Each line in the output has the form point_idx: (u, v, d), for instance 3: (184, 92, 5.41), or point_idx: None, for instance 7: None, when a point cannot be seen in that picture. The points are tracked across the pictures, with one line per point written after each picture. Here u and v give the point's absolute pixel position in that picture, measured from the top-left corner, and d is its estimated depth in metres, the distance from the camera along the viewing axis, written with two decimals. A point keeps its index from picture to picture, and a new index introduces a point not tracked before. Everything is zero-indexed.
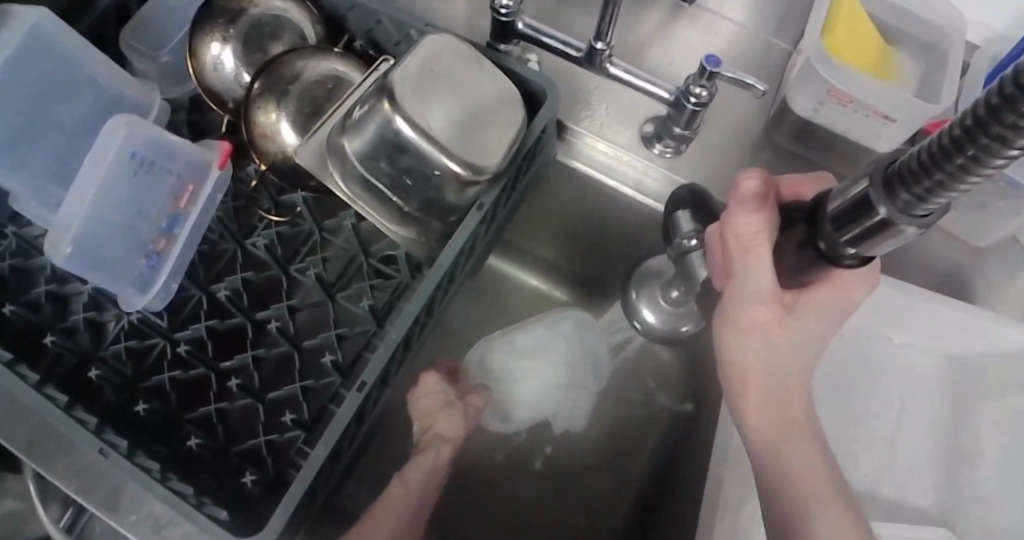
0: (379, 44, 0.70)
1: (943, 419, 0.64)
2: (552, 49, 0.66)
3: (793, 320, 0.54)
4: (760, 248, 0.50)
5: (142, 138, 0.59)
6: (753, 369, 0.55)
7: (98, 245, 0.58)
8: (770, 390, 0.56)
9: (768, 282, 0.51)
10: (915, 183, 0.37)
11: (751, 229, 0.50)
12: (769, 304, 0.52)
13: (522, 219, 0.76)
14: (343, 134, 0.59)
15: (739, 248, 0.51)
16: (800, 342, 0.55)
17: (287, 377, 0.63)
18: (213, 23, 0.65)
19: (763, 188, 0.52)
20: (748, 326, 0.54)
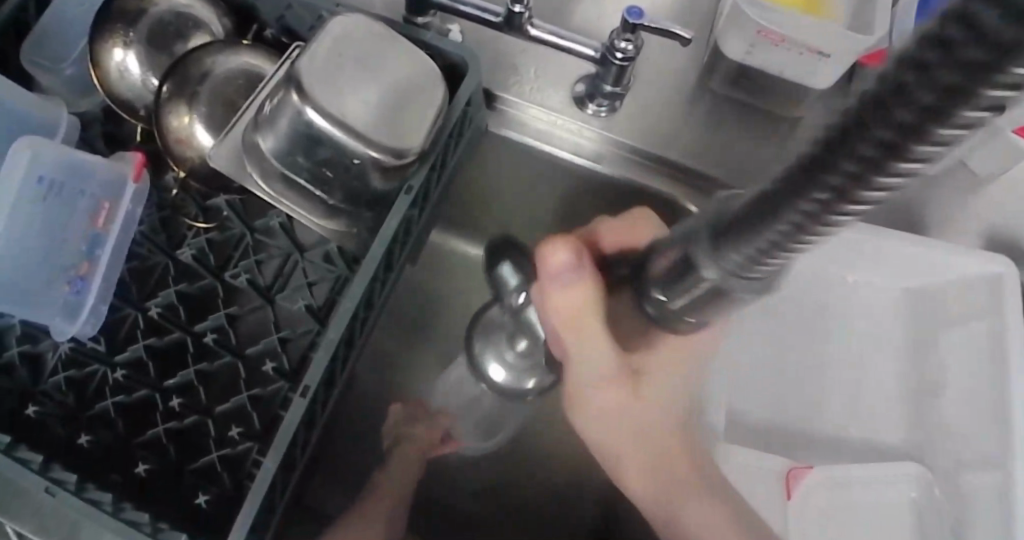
0: (292, 31, 0.67)
1: (909, 352, 0.64)
2: (471, 16, 0.63)
3: (644, 388, 0.58)
4: (586, 325, 0.53)
5: (49, 160, 0.57)
6: (615, 447, 0.59)
7: (16, 277, 0.56)
8: (649, 450, 0.59)
9: (604, 359, 0.55)
10: (742, 245, 0.34)
11: (569, 305, 0.53)
12: (609, 388, 0.57)
13: (463, 199, 0.75)
14: (256, 132, 0.57)
15: (568, 331, 0.54)
16: (659, 393, 0.58)
17: (233, 387, 0.61)
18: (112, 28, 0.62)
19: (574, 258, 0.53)
20: (600, 409, 0.58)
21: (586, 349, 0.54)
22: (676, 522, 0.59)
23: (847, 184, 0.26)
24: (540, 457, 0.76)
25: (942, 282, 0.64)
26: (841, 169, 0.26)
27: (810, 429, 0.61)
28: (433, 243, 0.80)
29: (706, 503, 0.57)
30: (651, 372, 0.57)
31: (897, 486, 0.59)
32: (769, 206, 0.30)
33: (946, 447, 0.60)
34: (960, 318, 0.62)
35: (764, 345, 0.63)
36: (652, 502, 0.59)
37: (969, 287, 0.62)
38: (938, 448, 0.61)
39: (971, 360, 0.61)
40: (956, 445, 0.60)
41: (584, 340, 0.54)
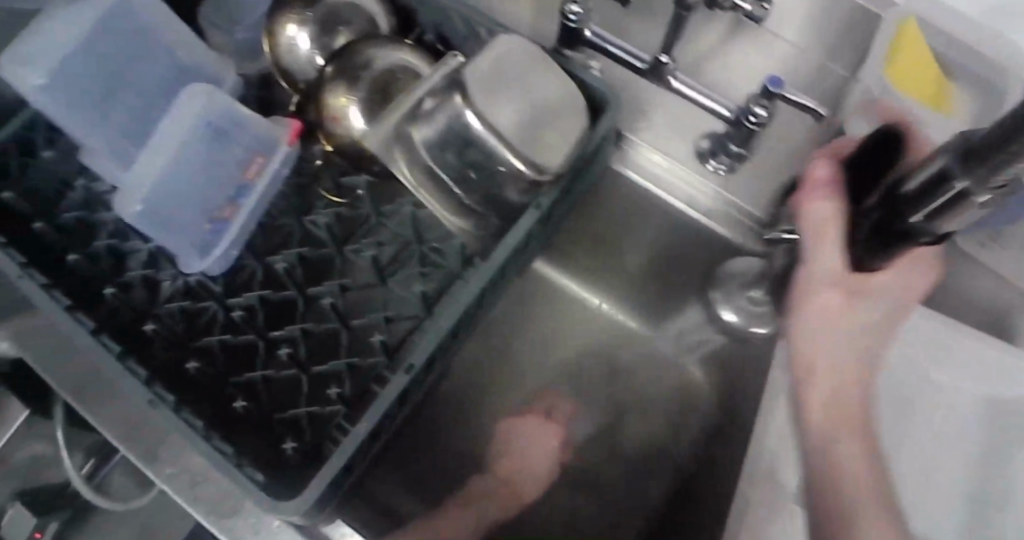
0: (448, 40, 0.71)
1: (983, 462, 0.63)
2: (617, 58, 0.68)
3: (860, 306, 0.58)
4: (833, 230, 0.55)
5: (217, 110, 0.62)
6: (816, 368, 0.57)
7: (166, 208, 0.62)
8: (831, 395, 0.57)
9: (834, 262, 0.56)
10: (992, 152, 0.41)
11: (817, 216, 0.56)
12: (834, 290, 0.57)
13: (573, 226, 0.78)
14: (412, 124, 0.61)
15: (806, 232, 0.57)
16: (860, 327, 0.58)
17: (333, 352, 0.64)
18: (291, 6, 0.67)
19: (837, 174, 0.56)
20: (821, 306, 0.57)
21: (820, 247, 0.56)
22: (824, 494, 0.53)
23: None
24: (606, 486, 0.76)
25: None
26: None
27: None
28: (534, 271, 0.82)
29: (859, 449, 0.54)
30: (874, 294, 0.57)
31: None
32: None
33: None
34: None
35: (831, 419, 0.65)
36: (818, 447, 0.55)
37: None
38: None
39: None
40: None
41: (825, 241, 0.56)
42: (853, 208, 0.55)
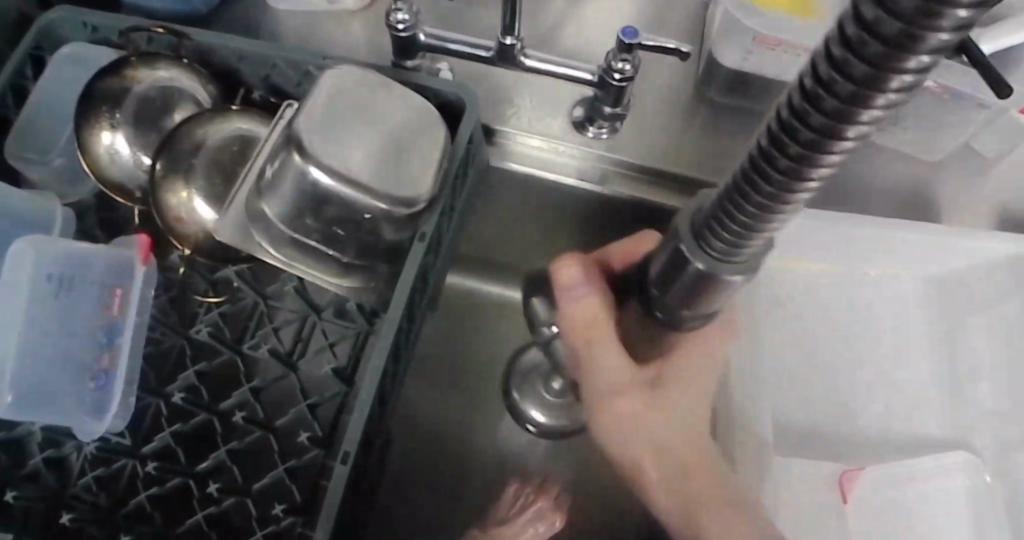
0: (281, 90, 0.65)
1: (939, 337, 0.63)
2: (459, 53, 0.62)
3: (666, 395, 0.52)
4: (599, 337, 0.51)
5: (53, 255, 0.55)
6: (635, 444, 0.51)
7: (40, 381, 0.54)
8: (678, 462, 0.51)
9: (620, 369, 0.51)
10: (721, 231, 0.37)
11: (590, 314, 0.51)
12: (625, 392, 0.51)
13: (477, 226, 0.72)
14: (260, 198, 0.56)
15: (580, 341, 0.52)
16: (687, 406, 0.52)
17: (267, 462, 0.58)
18: (97, 112, 0.61)
19: (586, 273, 0.53)
20: (617, 411, 0.51)
21: (602, 352, 0.51)
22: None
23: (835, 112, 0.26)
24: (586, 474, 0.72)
25: (965, 269, 0.63)
26: (814, 114, 0.27)
27: (851, 437, 0.60)
28: (451, 288, 0.78)
29: (721, 511, 0.50)
30: (672, 380, 0.52)
31: (950, 469, 0.59)
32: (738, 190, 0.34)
33: (986, 426, 0.60)
34: (986, 302, 0.62)
35: (788, 351, 0.62)
36: (682, 512, 0.51)
37: (992, 272, 0.62)
38: (979, 433, 0.60)
39: (1004, 341, 0.61)
40: (1000, 424, 0.60)
41: (599, 344, 0.51)
42: (606, 295, 0.52)
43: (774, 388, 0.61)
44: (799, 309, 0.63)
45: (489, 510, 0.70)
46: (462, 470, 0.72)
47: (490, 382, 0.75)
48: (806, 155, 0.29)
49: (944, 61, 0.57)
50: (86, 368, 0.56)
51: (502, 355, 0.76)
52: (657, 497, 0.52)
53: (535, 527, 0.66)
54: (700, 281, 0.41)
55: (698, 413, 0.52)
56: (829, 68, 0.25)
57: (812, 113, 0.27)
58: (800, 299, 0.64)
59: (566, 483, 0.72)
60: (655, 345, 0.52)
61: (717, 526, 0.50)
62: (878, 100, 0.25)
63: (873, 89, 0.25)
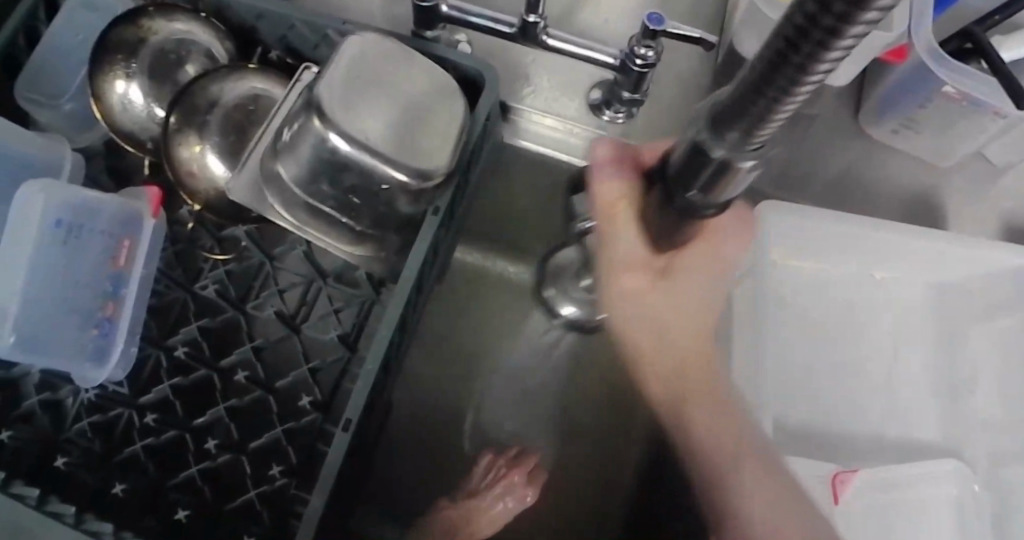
0: (297, 51, 0.64)
1: (936, 343, 0.64)
2: (480, 27, 0.62)
3: (673, 284, 0.54)
4: (620, 217, 0.51)
5: (62, 202, 0.55)
6: (641, 323, 0.54)
7: (43, 325, 0.55)
8: (674, 350, 0.55)
9: (636, 249, 0.52)
10: (730, 126, 0.36)
11: (610, 197, 0.51)
12: (637, 271, 0.52)
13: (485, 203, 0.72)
14: (276, 159, 0.56)
15: (601, 214, 0.52)
16: (684, 293, 0.54)
17: (265, 422, 0.59)
18: (112, 58, 0.60)
19: (615, 156, 0.52)
20: (627, 292, 0.53)
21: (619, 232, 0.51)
22: (681, 425, 0.56)
23: (847, 9, 0.26)
24: (577, 459, 0.73)
25: (965, 279, 0.65)
26: (837, 1, 0.26)
27: (847, 438, 0.61)
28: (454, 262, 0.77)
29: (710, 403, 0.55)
30: (680, 271, 0.54)
31: (935, 475, 0.59)
32: (754, 84, 0.33)
33: (979, 436, 0.62)
34: (983, 313, 0.65)
35: (791, 352, 0.63)
36: (675, 391, 0.56)
37: (993, 284, 0.64)
38: (971, 443, 0.62)
39: (998, 352, 0.64)
40: (991, 434, 0.63)
41: (617, 225, 0.51)
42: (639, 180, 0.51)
43: (773, 383, 0.62)
44: (804, 307, 0.64)
45: (463, 480, 0.71)
46: (457, 443, 0.73)
47: (486, 358, 0.75)
48: (818, 46, 0.28)
49: (963, 69, 0.59)
50: (89, 312, 0.57)
51: (499, 334, 0.76)
52: (653, 375, 0.56)
53: (505, 502, 0.67)
54: (718, 174, 0.40)
55: (697, 305, 0.55)
56: None
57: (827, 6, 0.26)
58: (808, 301, 0.64)
59: (558, 463, 0.73)
60: (674, 238, 0.51)
61: (704, 414, 0.54)
62: None
63: None
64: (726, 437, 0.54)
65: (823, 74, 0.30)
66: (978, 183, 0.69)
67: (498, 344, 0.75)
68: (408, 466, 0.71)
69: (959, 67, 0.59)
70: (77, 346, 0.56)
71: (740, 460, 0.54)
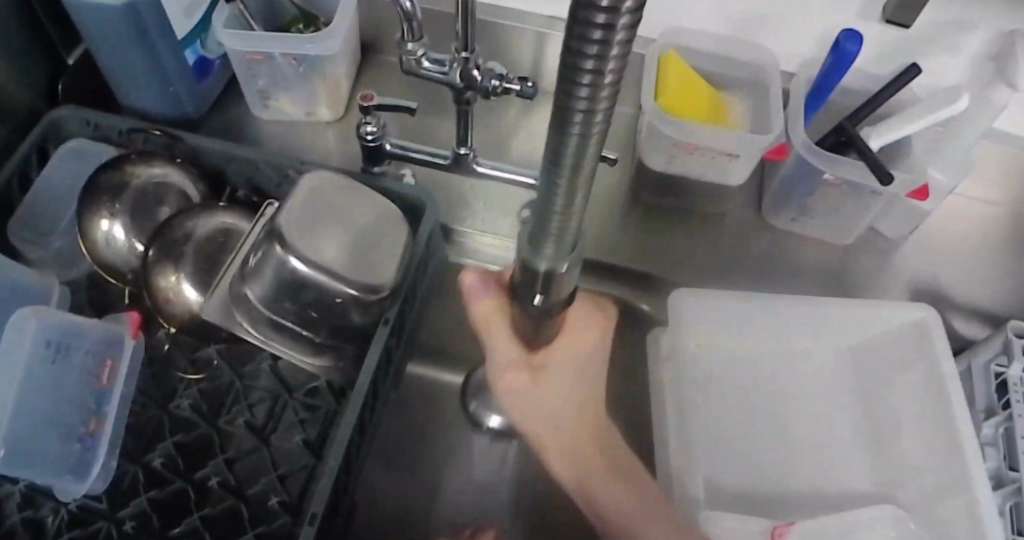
0: (262, 189, 0.73)
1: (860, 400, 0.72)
2: (420, 161, 0.71)
3: (547, 379, 0.59)
4: (496, 328, 0.57)
5: (54, 325, 0.62)
6: (535, 422, 0.59)
7: (31, 437, 0.60)
8: (569, 438, 0.59)
9: (510, 353, 0.58)
10: (544, 242, 0.42)
11: (487, 315, 0.57)
12: (516, 372, 0.58)
13: (437, 312, 0.80)
14: (243, 283, 0.63)
15: (481, 330, 0.58)
16: (561, 390, 0.59)
17: (237, 527, 0.62)
18: (99, 202, 0.68)
19: (484, 280, 0.58)
20: (509, 389, 0.58)
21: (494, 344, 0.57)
22: (594, 511, 0.60)
23: (585, 119, 0.32)
24: None
25: (874, 339, 0.72)
26: (574, 119, 0.32)
27: (784, 495, 0.68)
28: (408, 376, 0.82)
29: (614, 477, 0.59)
30: (554, 367, 0.59)
31: (875, 521, 0.65)
32: (546, 202, 0.39)
33: (911, 483, 0.67)
34: (897, 366, 0.70)
35: (722, 424, 0.70)
36: (581, 483, 0.60)
37: (898, 340, 0.70)
38: (904, 489, 0.67)
39: (915, 401, 0.68)
40: (922, 480, 0.66)
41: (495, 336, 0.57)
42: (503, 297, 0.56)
43: (710, 451, 0.69)
44: (732, 379, 0.73)
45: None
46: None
47: (450, 452, 0.79)
48: (578, 156, 0.35)
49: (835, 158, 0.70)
50: (73, 427, 0.62)
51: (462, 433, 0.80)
52: (560, 467, 0.60)
53: None
54: (548, 280, 0.46)
55: (573, 395, 0.59)
56: (569, 82, 0.31)
57: (570, 127, 0.33)
58: (735, 377, 0.73)
59: None
60: (541, 332, 0.57)
61: (611, 493, 0.59)
62: (605, 87, 0.31)
63: (600, 69, 0.30)
64: (632, 513, 0.58)
65: (589, 177, 0.36)
66: (879, 258, 0.78)
67: (460, 441, 0.80)
68: None
69: (831, 157, 0.70)
70: (62, 457, 0.61)
71: (656, 523, 0.58)
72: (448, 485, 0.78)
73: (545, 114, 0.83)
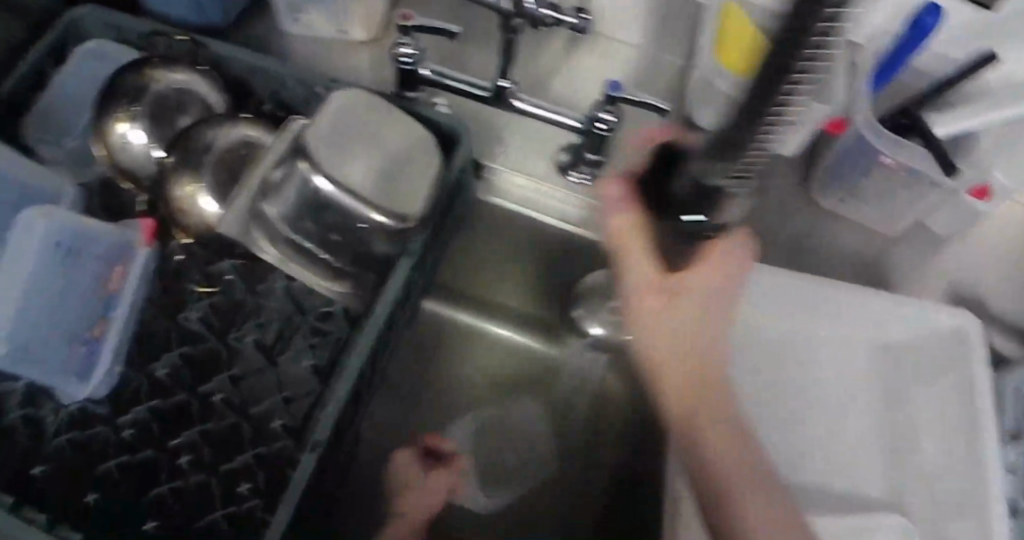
0: (288, 105, 0.70)
1: (882, 400, 0.66)
2: (457, 90, 0.67)
3: (682, 303, 0.51)
4: (631, 241, 0.52)
5: (64, 227, 0.61)
6: (662, 352, 0.51)
7: (35, 339, 0.60)
8: (704, 403, 0.51)
9: (647, 268, 0.52)
10: (731, 163, 0.40)
11: (610, 199, 0.53)
12: (654, 297, 0.51)
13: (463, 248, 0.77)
14: (264, 199, 0.60)
15: (612, 245, 0.53)
16: (693, 321, 0.51)
17: (237, 445, 0.62)
18: (117, 106, 0.65)
19: (626, 191, 0.53)
20: (652, 313, 0.51)
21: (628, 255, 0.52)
22: (697, 461, 0.51)
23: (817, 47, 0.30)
24: (535, 502, 0.73)
25: (910, 338, 0.67)
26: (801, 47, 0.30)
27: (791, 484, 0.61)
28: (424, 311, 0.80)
29: (739, 443, 0.51)
30: (693, 291, 0.51)
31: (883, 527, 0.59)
32: (742, 119, 0.36)
33: (924, 495, 0.62)
34: (929, 372, 0.66)
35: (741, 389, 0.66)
36: (687, 419, 0.51)
37: (928, 342, 0.66)
38: (916, 500, 0.62)
39: (942, 412, 0.64)
40: (938, 493, 0.61)
41: (627, 246, 0.52)
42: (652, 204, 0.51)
43: None
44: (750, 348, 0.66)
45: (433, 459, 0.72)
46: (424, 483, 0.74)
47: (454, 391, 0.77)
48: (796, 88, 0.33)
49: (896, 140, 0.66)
50: (78, 331, 0.62)
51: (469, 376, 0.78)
52: (673, 407, 0.52)
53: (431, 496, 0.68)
54: (713, 196, 0.45)
55: (715, 343, 0.52)
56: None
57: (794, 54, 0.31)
58: (794, 319, 0.67)
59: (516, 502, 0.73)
60: (690, 246, 0.51)
61: (714, 429, 0.51)
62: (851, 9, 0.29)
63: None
64: (728, 459, 0.51)
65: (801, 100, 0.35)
66: (924, 249, 0.75)
67: (466, 381, 0.78)
68: (372, 495, 0.73)
69: (892, 138, 0.66)
70: (65, 359, 0.61)
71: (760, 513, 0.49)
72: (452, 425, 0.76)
73: (591, 57, 0.78)
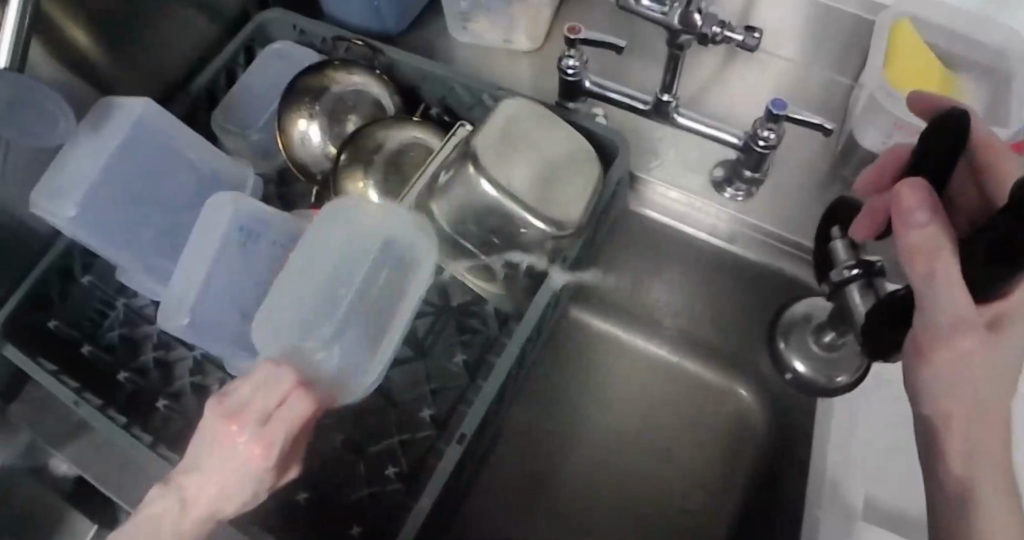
0: (454, 110, 0.73)
1: None
2: (619, 102, 0.69)
3: (1002, 338, 0.47)
4: (941, 267, 0.45)
5: (247, 213, 0.66)
6: (956, 401, 0.48)
7: (214, 314, 0.65)
8: (976, 425, 0.48)
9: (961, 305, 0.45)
10: None
11: (927, 242, 0.45)
12: (970, 335, 0.46)
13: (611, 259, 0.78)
14: (431, 199, 0.62)
15: (914, 268, 0.46)
16: (1018, 347, 0.47)
17: (384, 431, 0.66)
18: (299, 103, 0.69)
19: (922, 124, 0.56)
20: (956, 354, 0.47)
21: (939, 291, 0.45)
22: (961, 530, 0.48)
23: None
24: (659, 513, 0.75)
25: None
26: None
27: None
28: (568, 318, 0.81)
29: (999, 477, 0.48)
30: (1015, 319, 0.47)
31: None
32: None
33: None
34: None
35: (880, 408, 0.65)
36: (969, 475, 0.48)
37: None
38: None
39: None
40: None
41: (942, 276, 0.45)
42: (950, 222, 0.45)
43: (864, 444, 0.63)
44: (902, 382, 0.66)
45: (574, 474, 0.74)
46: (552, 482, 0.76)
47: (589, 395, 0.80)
48: None
49: None
50: (253, 310, 0.66)
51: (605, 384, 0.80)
52: (952, 450, 0.48)
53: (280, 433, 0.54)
54: None
55: (1017, 360, 0.48)
56: None
57: None
58: None
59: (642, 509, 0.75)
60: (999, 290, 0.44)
61: (978, 460, 0.48)
62: None
63: None
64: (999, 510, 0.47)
65: None
66: None
67: (602, 389, 0.80)
68: (500, 489, 0.76)
69: None
70: (238, 333, 0.66)
71: None
72: (584, 430, 0.78)
73: (748, 74, 0.78)
